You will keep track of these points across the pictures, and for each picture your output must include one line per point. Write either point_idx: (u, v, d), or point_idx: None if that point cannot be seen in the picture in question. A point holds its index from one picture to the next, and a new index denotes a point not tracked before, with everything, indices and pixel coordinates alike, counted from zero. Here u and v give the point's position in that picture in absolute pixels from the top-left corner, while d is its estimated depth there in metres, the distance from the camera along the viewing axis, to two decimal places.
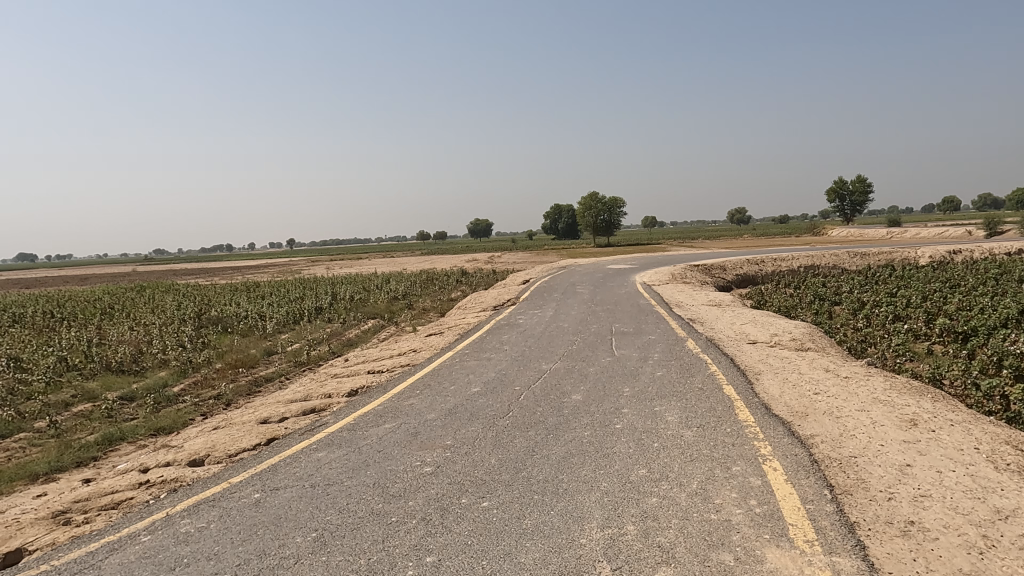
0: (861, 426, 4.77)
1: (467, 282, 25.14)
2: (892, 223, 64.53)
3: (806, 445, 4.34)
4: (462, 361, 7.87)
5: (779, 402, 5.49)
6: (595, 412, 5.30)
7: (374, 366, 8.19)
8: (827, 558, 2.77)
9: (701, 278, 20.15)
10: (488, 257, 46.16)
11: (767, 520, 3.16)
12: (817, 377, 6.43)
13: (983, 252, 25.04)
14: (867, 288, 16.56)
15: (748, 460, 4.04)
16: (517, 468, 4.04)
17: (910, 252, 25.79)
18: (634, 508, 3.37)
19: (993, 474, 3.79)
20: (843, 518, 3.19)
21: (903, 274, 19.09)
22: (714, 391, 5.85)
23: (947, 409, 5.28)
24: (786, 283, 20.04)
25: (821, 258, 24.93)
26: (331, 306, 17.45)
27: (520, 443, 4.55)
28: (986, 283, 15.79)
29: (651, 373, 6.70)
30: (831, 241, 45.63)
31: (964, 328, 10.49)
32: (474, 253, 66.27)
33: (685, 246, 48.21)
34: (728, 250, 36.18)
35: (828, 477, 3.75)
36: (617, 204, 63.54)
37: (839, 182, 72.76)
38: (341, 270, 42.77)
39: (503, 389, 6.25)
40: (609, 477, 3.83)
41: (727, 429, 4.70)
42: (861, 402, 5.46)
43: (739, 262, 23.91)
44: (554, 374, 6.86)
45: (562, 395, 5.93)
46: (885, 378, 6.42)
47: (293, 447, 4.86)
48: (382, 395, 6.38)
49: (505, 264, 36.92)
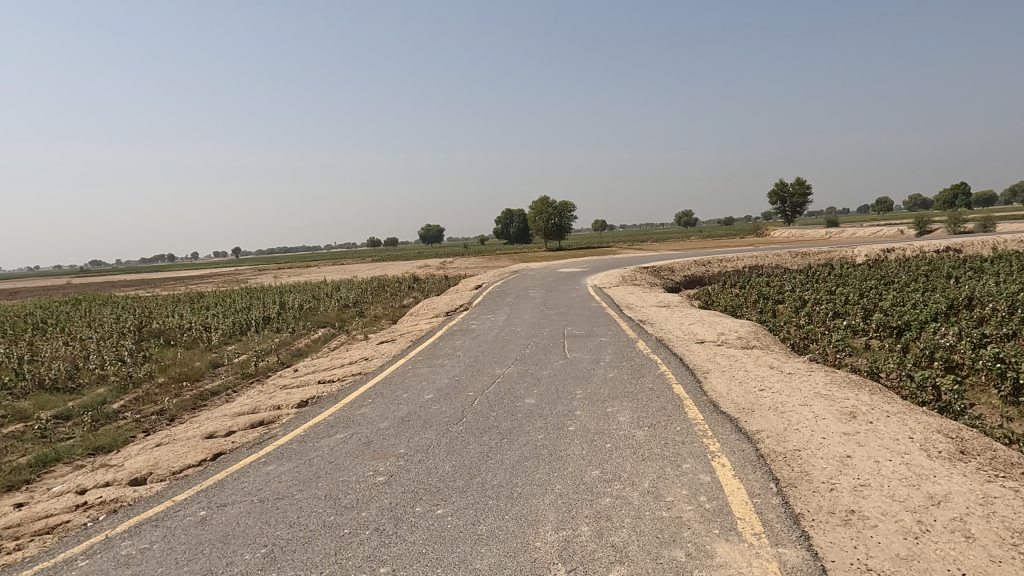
0: (805, 420, 4.93)
1: (420, 287, 24.92)
2: (829, 223, 66.78)
3: (753, 440, 4.47)
4: (415, 367, 7.81)
5: (726, 399, 5.62)
6: (548, 414, 5.33)
7: (324, 376, 8.05)
8: (774, 550, 2.85)
9: (651, 279, 20.48)
10: (439, 262, 45.89)
11: (717, 515, 3.24)
12: (762, 374, 6.60)
13: (915, 250, 26.22)
14: (808, 286, 17.15)
15: (698, 456, 4.13)
16: (471, 474, 4.03)
17: (847, 252, 26.86)
18: (587, 509, 3.39)
19: (926, 461, 3.97)
20: (788, 510, 3.29)
21: (841, 273, 19.79)
22: (664, 390, 5.96)
23: (883, 401, 5.51)
24: (732, 283, 20.50)
25: (764, 258, 25.68)
26: (279, 315, 17.07)
27: (474, 449, 4.53)
28: (918, 279, 16.53)
29: (602, 374, 6.78)
30: (772, 243, 47.07)
31: (898, 323, 10.94)
32: (425, 258, 65.80)
33: (637, 249, 49.05)
34: (675, 252, 36.88)
35: (774, 471, 3.86)
36: (569, 208, 63.97)
37: (779, 185, 75.33)
38: (288, 278, 41.82)
39: (455, 395, 6.21)
40: (563, 479, 3.86)
41: (677, 427, 4.79)
42: (804, 397, 5.65)
43: (687, 263, 24.42)
44: (507, 378, 6.86)
45: (516, 399, 5.93)
46: (826, 373, 6.62)
47: (241, 461, 4.73)
48: (333, 405, 6.27)
49: (457, 269, 36.73)
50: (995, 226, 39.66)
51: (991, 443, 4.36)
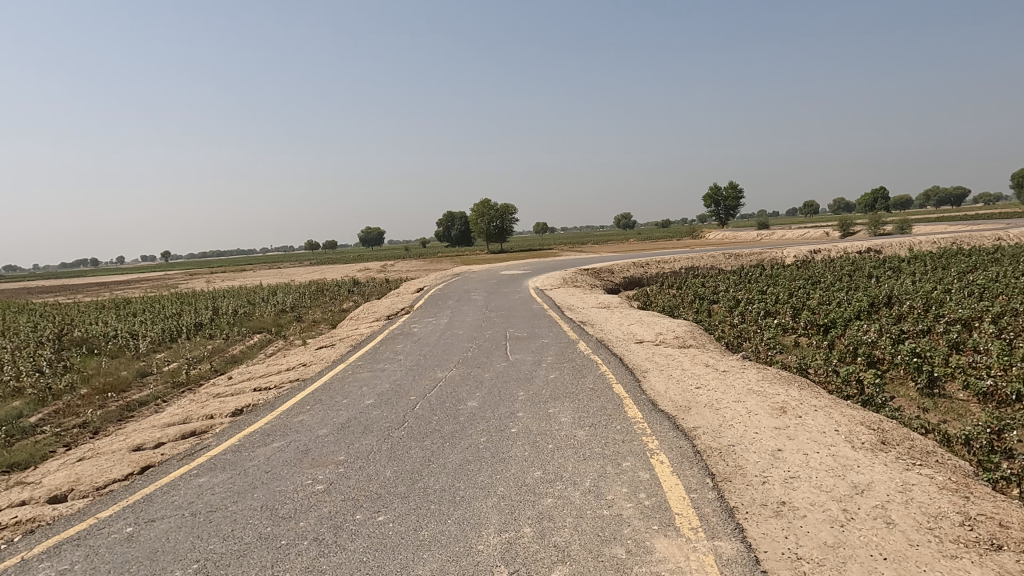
0: (739, 416, 5.09)
1: (360, 291, 24.54)
2: (759, 225, 69.34)
3: (690, 437, 4.58)
4: (354, 372, 7.67)
5: (664, 398, 5.75)
6: (490, 417, 5.34)
7: (260, 383, 7.81)
8: (710, 544, 2.93)
9: (592, 281, 20.78)
10: (380, 265, 45.29)
11: (656, 511, 3.31)
12: (698, 372, 6.78)
13: (839, 251, 27.52)
14: (741, 286, 17.74)
15: (637, 454, 4.21)
16: (413, 479, 3.99)
17: (777, 253, 27.96)
18: (530, 510, 3.41)
19: (851, 452, 4.17)
20: (723, 504, 3.39)
21: (771, 274, 20.59)
22: (604, 390, 6.05)
23: (811, 395, 5.75)
24: (669, 284, 21.01)
25: (699, 259, 26.43)
26: (212, 321, 16.48)
27: (415, 454, 4.49)
28: (842, 279, 17.35)
29: (544, 376, 6.83)
30: (708, 244, 48.52)
31: (824, 321, 11.45)
32: (365, 260, 64.80)
33: (578, 251, 49.74)
34: (615, 254, 37.53)
35: (710, 467, 3.97)
36: (511, 211, 64.26)
37: (713, 188, 77.56)
38: (221, 283, 40.40)
39: (397, 400, 6.13)
40: (505, 481, 3.86)
41: (617, 426, 4.87)
42: (738, 393, 5.84)
43: (626, 265, 24.88)
44: (449, 382, 6.83)
45: (458, 402, 5.91)
46: (758, 370, 6.86)
47: (171, 474, 4.54)
48: (270, 412, 6.09)
49: (399, 273, 36.32)
50: (911, 227, 42.11)
51: (908, 433, 4.63)
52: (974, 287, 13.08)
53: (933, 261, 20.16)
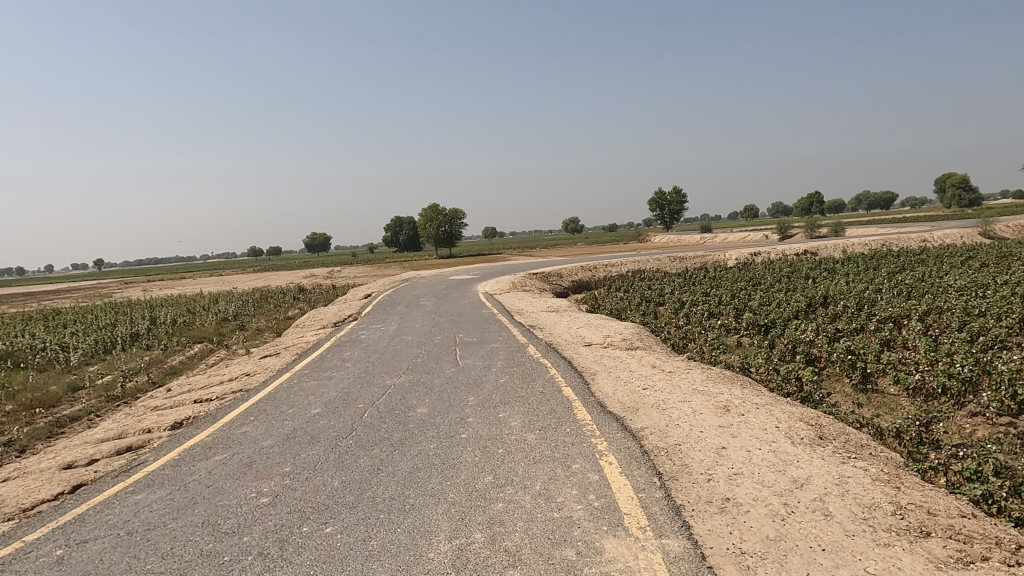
0: (684, 415, 5.21)
1: (306, 298, 24.04)
2: (702, 228, 71.05)
3: (637, 438, 4.66)
4: (301, 381, 7.50)
5: (612, 399, 5.84)
6: (440, 423, 5.30)
7: (201, 394, 7.55)
8: (658, 542, 2.98)
9: (541, 285, 20.94)
10: (326, 272, 44.44)
11: (605, 512, 3.34)
12: (645, 374, 6.90)
13: (777, 253, 28.51)
14: (686, 289, 18.16)
15: (586, 456, 4.25)
16: (361, 489, 3.92)
17: (719, 255, 28.75)
18: (481, 515, 3.40)
19: (791, 448, 4.32)
20: (670, 502, 3.45)
21: (714, 276, 21.17)
22: (553, 393, 6.10)
23: (753, 394, 5.94)
24: (617, 287, 21.33)
25: (645, 262, 26.93)
26: (149, 331, 15.84)
27: (364, 462, 4.42)
28: (781, 280, 17.95)
29: (494, 380, 6.83)
30: (653, 247, 49.48)
31: (765, 321, 11.81)
32: (311, 266, 63.50)
33: (527, 255, 50.02)
34: (563, 258, 37.83)
35: (657, 466, 4.05)
36: (459, 215, 64.08)
37: (658, 194, 78.96)
38: (157, 292, 38.89)
39: (345, 408, 6.03)
40: (455, 487, 3.84)
41: (567, 429, 4.91)
42: (683, 393, 5.97)
43: (574, 269, 25.15)
44: (398, 389, 6.75)
45: (407, 409, 5.85)
46: (703, 370, 7.04)
47: (106, 491, 4.34)
48: (211, 424, 5.90)
49: (346, 279, 35.79)
50: (843, 230, 44.06)
51: (843, 428, 4.83)
52: (902, 287, 13.71)
53: (864, 262, 21.11)
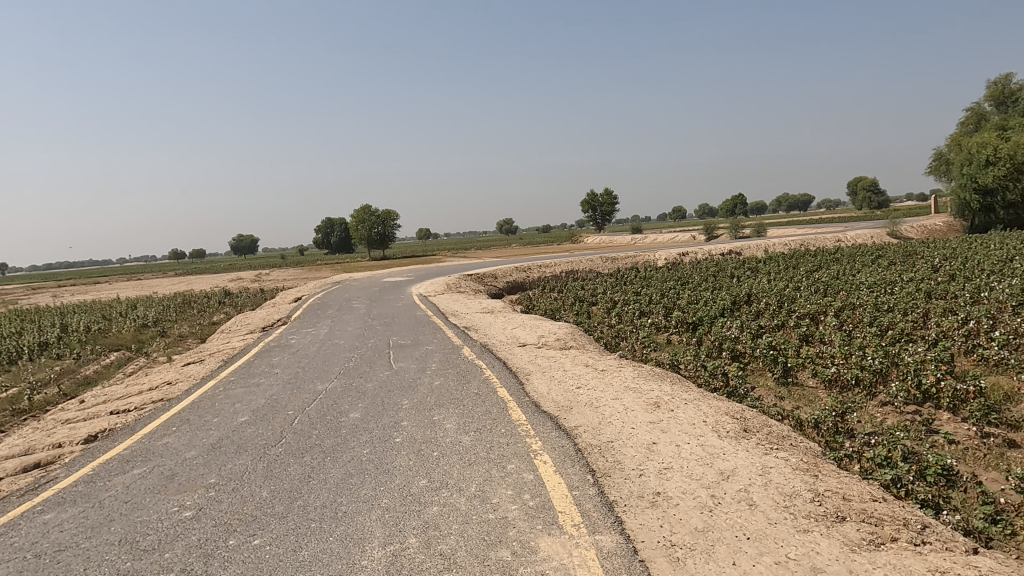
0: (617, 413, 5.31)
1: (232, 302, 23.17)
2: (632, 228, 72.55)
3: (571, 436, 4.72)
4: (226, 389, 7.22)
5: (547, 399, 5.89)
6: (373, 428, 5.21)
7: (118, 405, 7.15)
8: (592, 538, 3.03)
9: (476, 286, 20.92)
10: (253, 275, 42.96)
11: (540, 511, 3.37)
12: (578, 373, 6.99)
13: (704, 253, 29.48)
14: (618, 288, 18.55)
15: (521, 456, 4.28)
16: (292, 498, 3.81)
17: (650, 255, 29.49)
18: (415, 520, 3.36)
19: (717, 441, 4.47)
20: (603, 498, 3.51)
21: (644, 276, 21.69)
22: (488, 394, 6.11)
23: (681, 390, 6.12)
24: (551, 288, 21.56)
25: (578, 262, 27.33)
26: (60, 340, 14.89)
27: (294, 470, 4.30)
28: (708, 279, 18.59)
29: (428, 383, 6.76)
30: (586, 248, 50.26)
31: (693, 319, 12.19)
32: (238, 269, 61.26)
33: (461, 257, 49.93)
34: (498, 259, 37.95)
35: (590, 463, 4.11)
36: (392, 217, 63.31)
37: (591, 195, 80.10)
38: (68, 297, 36.59)
39: (274, 415, 5.85)
40: (390, 492, 3.78)
41: (502, 429, 4.92)
42: (615, 390, 6.09)
43: (509, 269, 25.24)
44: (330, 394, 6.61)
45: (339, 414, 5.73)
46: (634, 367, 7.20)
47: (11, 512, 4.05)
48: (129, 437, 5.60)
49: (274, 282, 34.74)
50: (765, 231, 45.98)
51: (766, 421, 5.03)
52: (819, 284, 14.42)
53: (783, 261, 22.09)
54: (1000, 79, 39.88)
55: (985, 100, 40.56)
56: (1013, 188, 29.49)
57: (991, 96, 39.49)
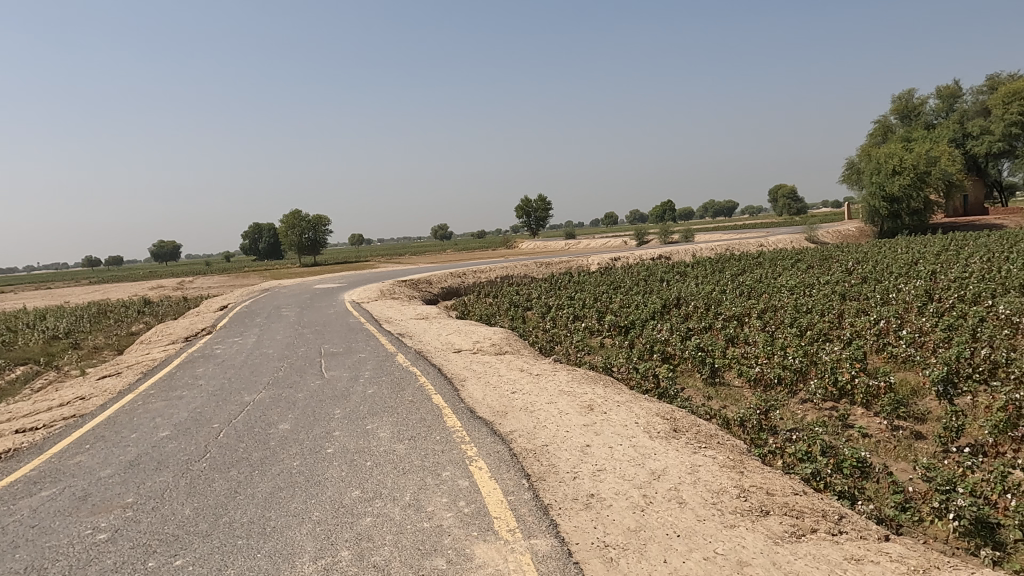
0: (551, 416, 5.35)
1: (152, 312, 22.09)
2: (566, 234, 73.48)
3: (506, 441, 4.72)
4: (146, 403, 6.87)
5: (482, 404, 5.88)
6: (304, 439, 5.07)
7: (24, 423, 6.69)
8: (527, 542, 3.04)
9: (410, 292, 20.70)
10: (175, 283, 41.11)
11: (475, 517, 3.35)
12: (513, 378, 7.01)
13: (635, 258, 30.17)
14: (552, 293, 18.73)
15: (456, 463, 4.25)
16: (217, 514, 3.66)
17: (584, 260, 29.95)
18: (348, 532, 3.29)
19: (649, 442, 4.57)
20: (538, 502, 3.53)
21: (577, 281, 21.98)
22: (422, 401, 6.04)
23: (614, 392, 6.23)
24: (485, 293, 21.56)
25: (513, 268, 27.47)
26: None
27: (220, 486, 4.13)
28: (639, 284, 19.02)
29: (361, 391, 6.63)
30: (520, 254, 50.59)
31: (626, 323, 12.44)
32: (158, 277, 58.46)
33: (395, 262, 49.34)
34: (432, 265, 37.71)
35: (525, 468, 4.12)
36: (323, 222, 61.96)
37: (525, 201, 80.80)
38: None
39: (198, 429, 5.60)
40: (321, 505, 3.69)
41: (437, 437, 4.88)
42: (550, 395, 6.14)
43: (443, 275, 25.10)
44: (258, 405, 6.39)
45: (268, 426, 5.54)
46: (568, 371, 7.28)
47: None
48: (36, 456, 5.24)
49: (198, 290, 33.36)
50: (692, 236, 47.51)
51: (695, 421, 5.18)
52: (743, 288, 15.00)
53: (709, 266, 22.86)
54: (903, 95, 42.56)
55: (890, 113, 43.15)
56: (916, 197, 31.76)
57: (896, 111, 42.05)
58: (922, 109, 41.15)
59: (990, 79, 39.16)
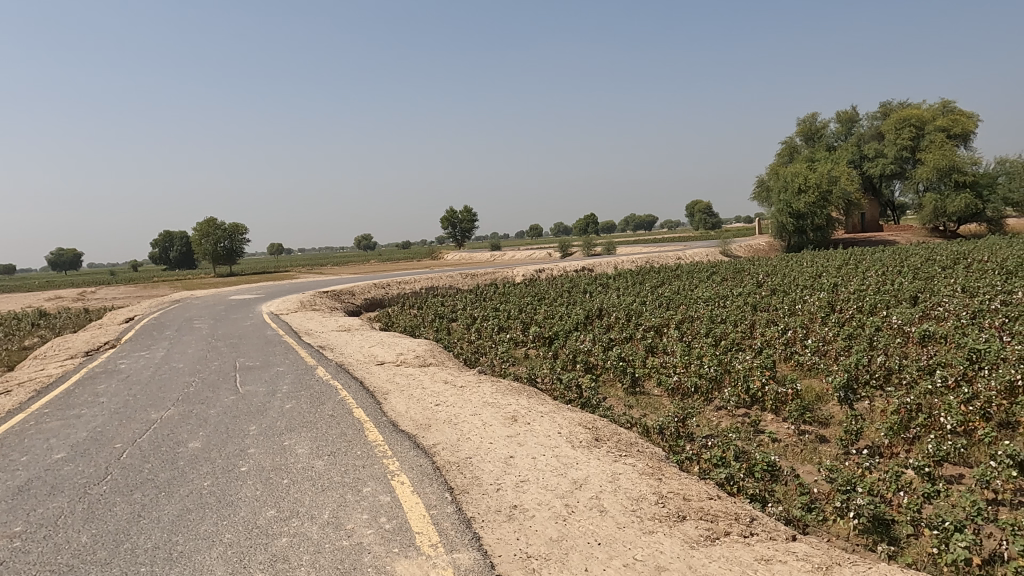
0: (475, 429, 5.34)
1: (48, 324, 20.56)
2: (492, 245, 73.86)
3: (430, 454, 4.67)
4: (38, 423, 6.36)
5: (405, 417, 5.79)
6: (216, 457, 4.84)
7: None
8: (449, 557, 3.01)
9: (332, 304, 20.23)
10: (74, 293, 38.45)
11: (396, 533, 3.29)
12: (437, 390, 6.95)
13: (559, 270, 30.65)
14: (477, 304, 18.74)
15: (378, 478, 4.16)
16: (119, 541, 3.44)
17: (509, 272, 30.17)
18: (262, 553, 3.16)
19: (571, 451, 4.63)
20: (461, 516, 3.50)
21: (502, 292, 22.09)
22: (343, 416, 5.89)
23: (538, 403, 6.28)
24: (410, 304, 21.34)
25: (438, 279, 27.33)
26: None
27: (123, 510, 3.88)
28: (563, 295, 19.32)
29: (279, 406, 6.40)
30: (445, 265, 50.45)
31: (550, 334, 12.58)
32: (56, 287, 54.55)
33: (316, 273, 48.06)
34: (355, 275, 36.97)
35: (448, 481, 4.09)
36: (240, 231, 59.67)
37: (450, 212, 80.44)
38: None
39: (98, 450, 5.24)
40: (233, 526, 3.52)
41: (358, 452, 4.77)
42: (474, 406, 6.13)
43: (366, 286, 24.66)
44: (167, 422, 6.05)
45: (177, 445, 5.26)
46: (492, 383, 7.29)
47: None
48: None
49: (100, 301, 31.36)
50: (614, 248, 48.66)
51: (616, 430, 5.29)
52: (662, 299, 15.50)
53: (629, 278, 23.54)
54: (807, 118, 45.28)
55: (795, 135, 45.83)
56: (819, 214, 33.86)
57: (801, 132, 44.68)
58: (824, 131, 43.89)
59: (883, 105, 42.23)
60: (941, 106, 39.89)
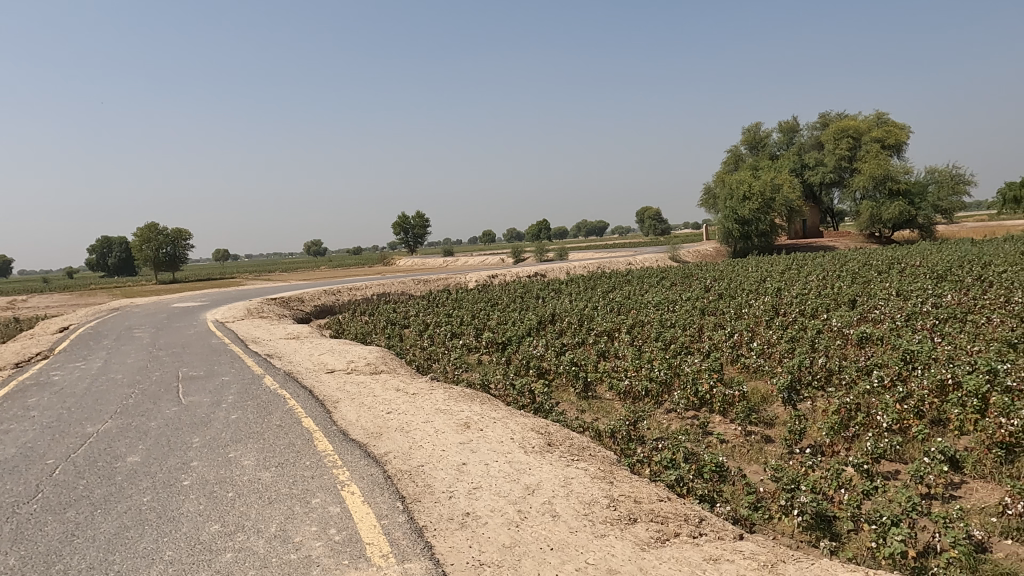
0: (427, 436, 5.29)
1: None
2: (444, 251, 73.53)
3: (381, 463, 4.60)
4: None
5: (356, 426, 5.70)
6: (157, 471, 4.66)
7: None
8: (400, 567, 2.97)
9: (280, 311, 19.78)
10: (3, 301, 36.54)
11: (346, 545, 3.23)
12: (389, 398, 6.86)
13: (512, 275, 30.74)
14: (429, 311, 18.61)
15: (327, 489, 4.08)
16: (50, 562, 3.27)
17: (462, 277, 30.11)
18: (205, 570, 3.05)
19: (524, 457, 4.64)
20: (412, 525, 3.46)
21: (455, 298, 22.00)
22: (292, 426, 5.75)
23: (490, 409, 6.27)
24: (361, 311, 21.04)
25: (390, 285, 27.05)
26: None
27: (55, 529, 3.69)
28: (515, 301, 19.37)
29: (224, 417, 6.21)
30: (398, 270, 50.01)
31: (503, 340, 12.57)
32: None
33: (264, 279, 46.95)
34: (304, 281, 36.28)
35: (400, 490, 4.04)
36: (183, 236, 57.82)
37: (403, 217, 79.88)
38: None
39: (28, 467, 4.98)
40: (175, 543, 3.40)
41: (306, 462, 4.66)
42: (426, 414, 6.07)
43: (316, 292, 24.21)
44: (104, 436, 5.80)
45: (115, 459, 5.05)
46: (445, 389, 7.24)
47: None
48: None
49: (32, 310, 29.87)
50: (566, 254, 49.09)
51: (568, 434, 5.32)
52: (613, 304, 15.69)
53: (582, 283, 23.78)
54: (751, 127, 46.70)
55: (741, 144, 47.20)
56: (763, 220, 34.93)
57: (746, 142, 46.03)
58: (767, 141, 45.33)
59: (822, 116, 43.88)
60: (875, 118, 41.70)
